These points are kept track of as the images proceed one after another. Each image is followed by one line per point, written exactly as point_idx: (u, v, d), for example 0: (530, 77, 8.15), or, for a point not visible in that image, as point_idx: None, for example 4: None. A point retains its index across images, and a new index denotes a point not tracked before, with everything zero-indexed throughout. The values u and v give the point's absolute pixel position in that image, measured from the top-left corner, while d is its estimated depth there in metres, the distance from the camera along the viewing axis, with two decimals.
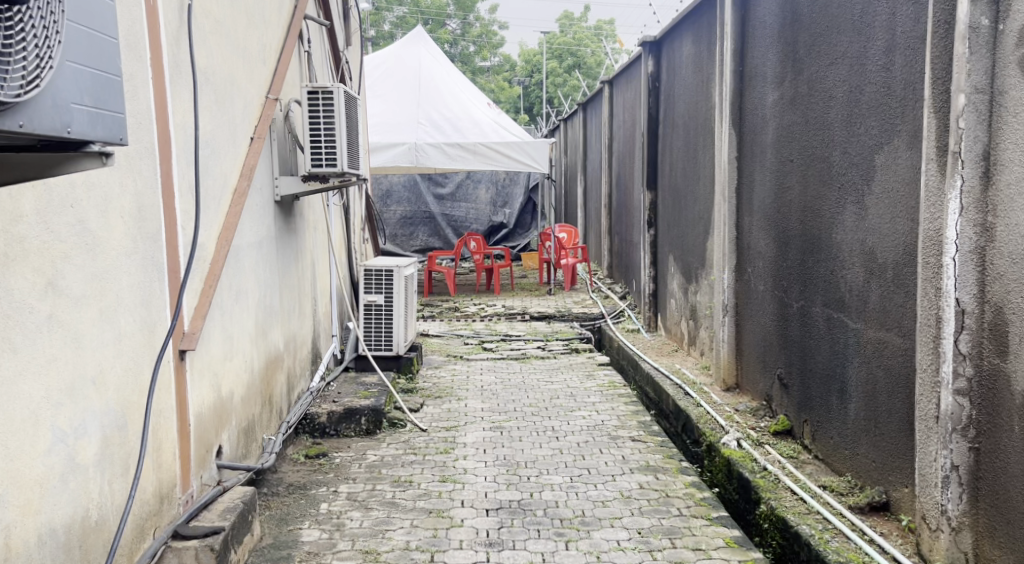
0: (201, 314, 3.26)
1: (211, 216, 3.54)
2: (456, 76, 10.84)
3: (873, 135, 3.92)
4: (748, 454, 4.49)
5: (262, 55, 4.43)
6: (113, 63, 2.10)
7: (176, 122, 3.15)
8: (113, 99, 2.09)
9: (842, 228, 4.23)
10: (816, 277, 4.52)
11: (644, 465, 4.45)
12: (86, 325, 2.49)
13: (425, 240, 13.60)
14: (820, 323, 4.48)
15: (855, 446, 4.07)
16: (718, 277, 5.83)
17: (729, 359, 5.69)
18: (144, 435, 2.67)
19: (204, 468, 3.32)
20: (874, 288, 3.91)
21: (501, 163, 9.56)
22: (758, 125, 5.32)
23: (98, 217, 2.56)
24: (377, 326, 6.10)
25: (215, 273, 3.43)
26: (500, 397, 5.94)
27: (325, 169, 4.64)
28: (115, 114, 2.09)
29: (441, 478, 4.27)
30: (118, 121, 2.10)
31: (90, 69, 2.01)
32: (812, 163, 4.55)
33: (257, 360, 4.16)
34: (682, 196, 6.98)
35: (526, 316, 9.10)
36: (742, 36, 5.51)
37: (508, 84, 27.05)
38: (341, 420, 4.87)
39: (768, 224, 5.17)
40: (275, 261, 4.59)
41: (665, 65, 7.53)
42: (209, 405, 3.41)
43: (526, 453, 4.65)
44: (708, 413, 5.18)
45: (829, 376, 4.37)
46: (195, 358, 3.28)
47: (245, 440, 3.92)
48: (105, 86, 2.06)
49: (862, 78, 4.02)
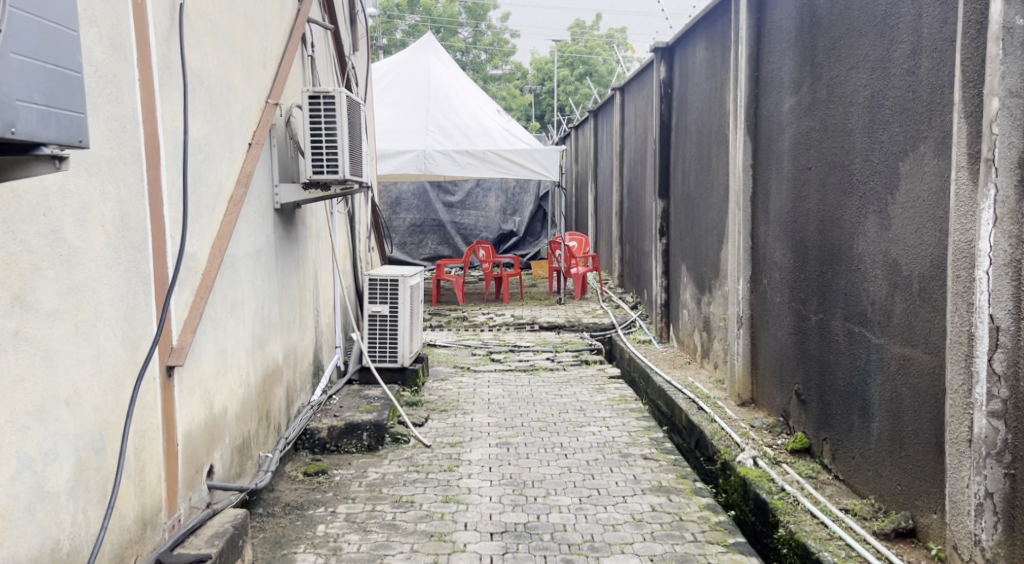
0: (190, 328, 3.10)
1: (204, 224, 3.39)
2: (465, 82, 10.69)
3: (897, 142, 3.74)
4: (765, 473, 4.33)
5: (261, 59, 4.28)
6: (72, 59, 2.09)
7: (166, 126, 3.00)
8: (72, 98, 2.08)
9: (863, 238, 4.05)
10: (836, 289, 4.34)
11: (657, 486, 4.27)
12: (60, 342, 2.33)
13: (434, 248, 13.43)
14: (840, 338, 4.30)
15: (879, 467, 3.88)
16: (733, 288, 5.65)
17: (744, 374, 5.50)
18: (120, 460, 2.51)
19: (193, 490, 3.17)
20: (899, 302, 3.73)
21: (511, 171, 9.35)
22: (773, 132, 5.15)
23: (75, 226, 2.41)
24: (382, 337, 5.92)
25: (208, 284, 3.28)
26: (507, 411, 5.77)
27: (326, 175, 4.48)
28: (72, 114, 2.08)
29: (444, 498, 4.10)
30: (77, 123, 2.09)
31: (41, 63, 2.00)
32: (830, 171, 4.38)
33: (254, 375, 4.01)
34: (696, 203, 6.80)
35: (536, 326, 8.91)
36: (758, 40, 5.33)
37: (519, 91, 26.92)
38: (342, 435, 4.71)
39: (785, 234, 4.98)
40: (275, 271, 4.44)
41: (678, 70, 7.37)
42: (200, 422, 3.26)
43: (534, 471, 4.47)
44: (723, 429, 5.00)
45: (850, 393, 4.18)
46: (184, 375, 3.13)
47: (240, 459, 3.76)
48: (60, 83, 2.05)
49: (884, 83, 3.83)
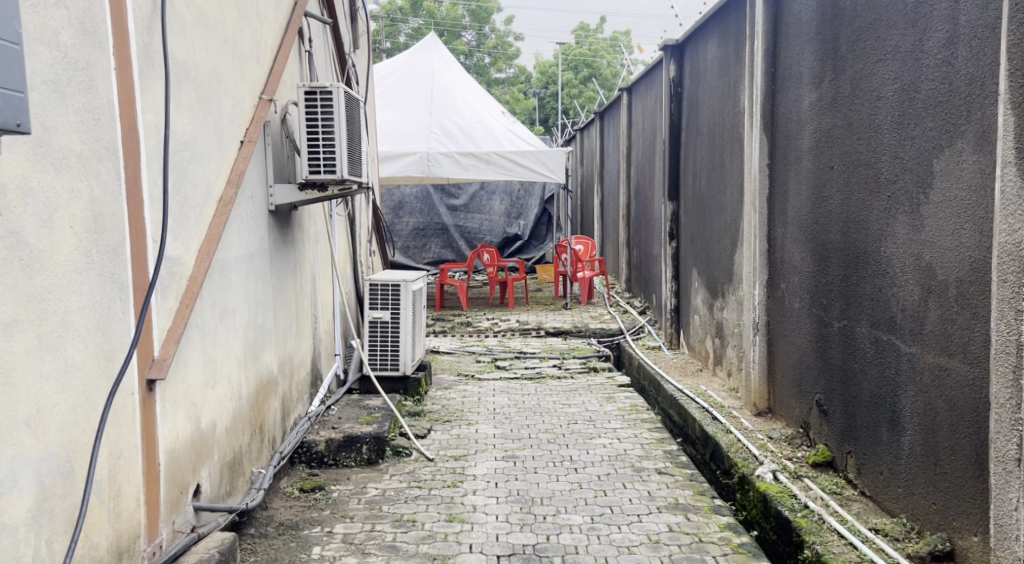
0: (174, 338, 2.87)
1: (190, 226, 3.17)
2: (469, 83, 10.47)
3: (931, 137, 3.51)
4: (786, 489, 4.11)
5: (255, 52, 4.06)
6: (10, 31, 1.99)
7: (148, 120, 2.77)
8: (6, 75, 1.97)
9: (892, 240, 3.81)
10: (861, 295, 4.11)
11: (673, 503, 4.03)
12: (19, 355, 2.12)
13: (437, 252, 13.18)
14: (867, 346, 4.06)
15: (910, 484, 3.66)
16: (748, 293, 5.41)
17: (760, 383, 5.27)
18: (86, 485, 2.29)
19: (177, 512, 2.96)
20: (933, 308, 3.51)
21: (515, 173, 9.13)
22: (791, 129, 4.91)
23: (38, 228, 2.20)
24: (383, 344, 5.69)
25: (194, 291, 3.05)
26: (514, 422, 5.53)
27: (322, 176, 4.24)
28: (8, 93, 1.97)
29: (447, 517, 3.87)
30: (13, 103, 1.98)
31: None
32: (855, 170, 4.15)
33: (246, 386, 3.79)
34: (708, 205, 6.56)
35: (541, 331, 8.67)
36: (774, 34, 5.09)
37: (523, 96, 26.72)
38: (340, 448, 4.49)
39: (804, 236, 4.75)
40: (269, 277, 4.22)
41: (688, 68, 7.14)
42: (185, 439, 3.05)
43: (542, 487, 4.23)
44: (739, 441, 4.77)
45: (877, 405, 3.94)
46: (167, 388, 2.91)
47: (229, 476, 3.55)
48: None
49: (916, 75, 3.60)
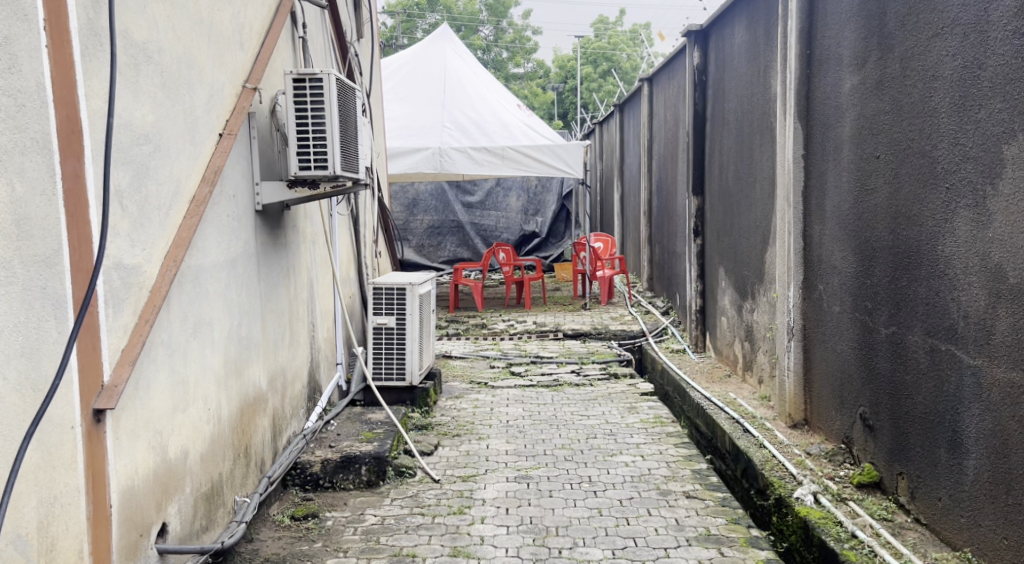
0: (127, 361, 2.49)
1: (154, 230, 2.78)
2: (484, 76, 10.04)
3: (999, 120, 3.08)
4: (830, 515, 3.68)
5: (238, 37, 3.66)
6: None
7: (94, 106, 2.39)
8: None
9: (951, 237, 3.37)
10: (913, 299, 3.66)
11: (704, 534, 3.63)
12: None
13: (453, 251, 12.79)
14: (920, 355, 3.62)
15: (976, 514, 3.23)
16: (782, 295, 4.97)
17: (795, 393, 4.81)
18: None
19: (135, 558, 2.60)
20: (1003, 314, 3.08)
21: (531, 168, 8.66)
22: (830, 115, 4.46)
23: None
24: (387, 353, 5.28)
25: (156, 305, 2.66)
26: (527, 436, 5.12)
27: (313, 171, 3.84)
28: None
29: (451, 551, 3.49)
30: None
31: None
32: (905, 158, 3.70)
33: (227, 407, 3.39)
34: (735, 199, 6.12)
35: (559, 334, 8.26)
36: (810, 11, 4.64)
37: (542, 91, 26.32)
38: (337, 469, 4.10)
39: (845, 232, 4.30)
40: (256, 283, 3.82)
41: (714, 54, 6.68)
42: (148, 473, 2.68)
43: (557, 515, 3.83)
44: (774, 457, 4.33)
45: (933, 422, 3.51)
46: (121, 416, 2.52)
47: (206, 508, 3.17)
48: None
49: (980, 50, 3.17)
